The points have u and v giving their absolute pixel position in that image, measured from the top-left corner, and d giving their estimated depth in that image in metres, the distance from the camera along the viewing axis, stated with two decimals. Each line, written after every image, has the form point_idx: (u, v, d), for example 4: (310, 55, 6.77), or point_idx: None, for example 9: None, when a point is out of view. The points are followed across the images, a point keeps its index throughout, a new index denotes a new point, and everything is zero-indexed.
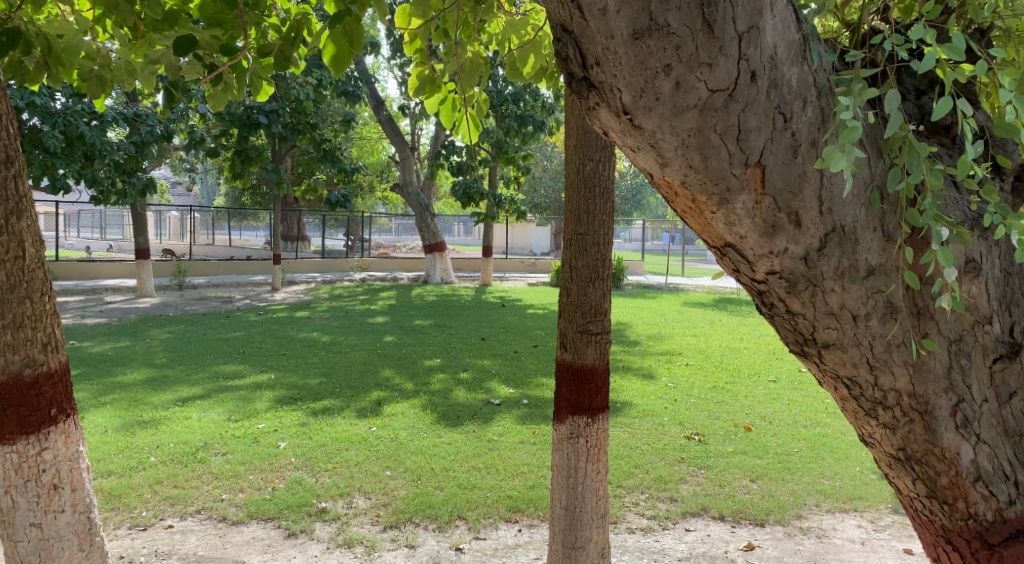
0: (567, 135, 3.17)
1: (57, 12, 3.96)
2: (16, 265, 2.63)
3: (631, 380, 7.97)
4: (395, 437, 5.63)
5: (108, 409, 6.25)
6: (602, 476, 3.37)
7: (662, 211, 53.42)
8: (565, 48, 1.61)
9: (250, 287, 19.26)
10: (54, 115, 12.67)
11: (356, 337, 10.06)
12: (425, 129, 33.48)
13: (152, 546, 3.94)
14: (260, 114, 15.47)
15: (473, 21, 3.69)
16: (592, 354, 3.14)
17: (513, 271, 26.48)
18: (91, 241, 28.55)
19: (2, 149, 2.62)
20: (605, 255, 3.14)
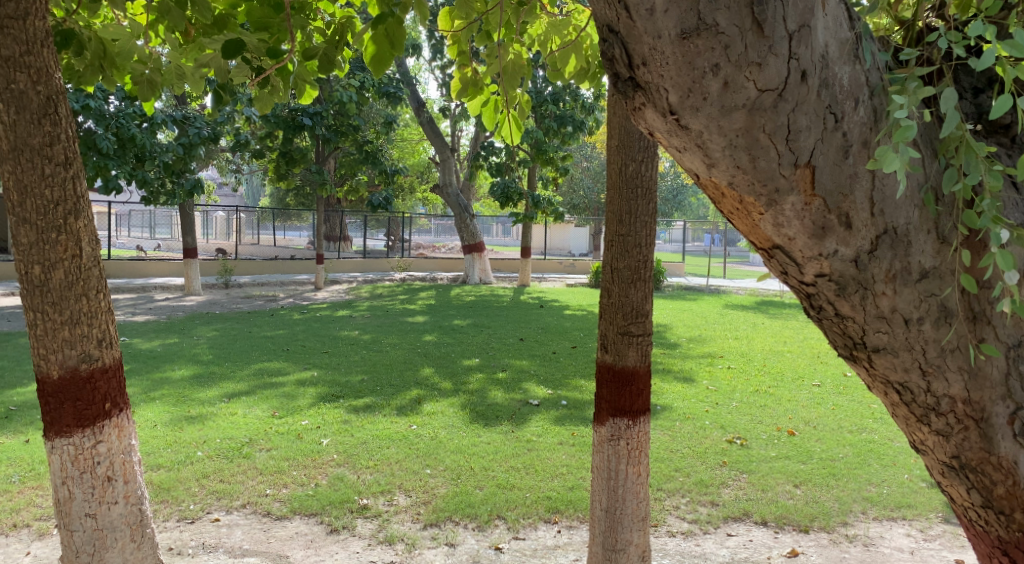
0: (609, 135, 3.15)
1: (111, 17, 4.09)
2: (74, 263, 2.73)
3: (671, 383, 7.89)
4: (435, 435, 5.66)
5: (157, 404, 6.42)
6: (642, 479, 3.35)
7: (705, 212, 52.74)
8: (611, 48, 1.63)
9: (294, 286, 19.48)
10: (107, 118, 13.00)
11: (397, 336, 10.14)
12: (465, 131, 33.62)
13: (200, 539, 4.03)
14: (304, 117, 15.77)
15: (515, 23, 3.72)
16: (634, 356, 3.12)
17: (551, 271, 26.41)
18: (141, 241, 29.29)
19: (62, 151, 2.71)
20: (648, 256, 3.11)
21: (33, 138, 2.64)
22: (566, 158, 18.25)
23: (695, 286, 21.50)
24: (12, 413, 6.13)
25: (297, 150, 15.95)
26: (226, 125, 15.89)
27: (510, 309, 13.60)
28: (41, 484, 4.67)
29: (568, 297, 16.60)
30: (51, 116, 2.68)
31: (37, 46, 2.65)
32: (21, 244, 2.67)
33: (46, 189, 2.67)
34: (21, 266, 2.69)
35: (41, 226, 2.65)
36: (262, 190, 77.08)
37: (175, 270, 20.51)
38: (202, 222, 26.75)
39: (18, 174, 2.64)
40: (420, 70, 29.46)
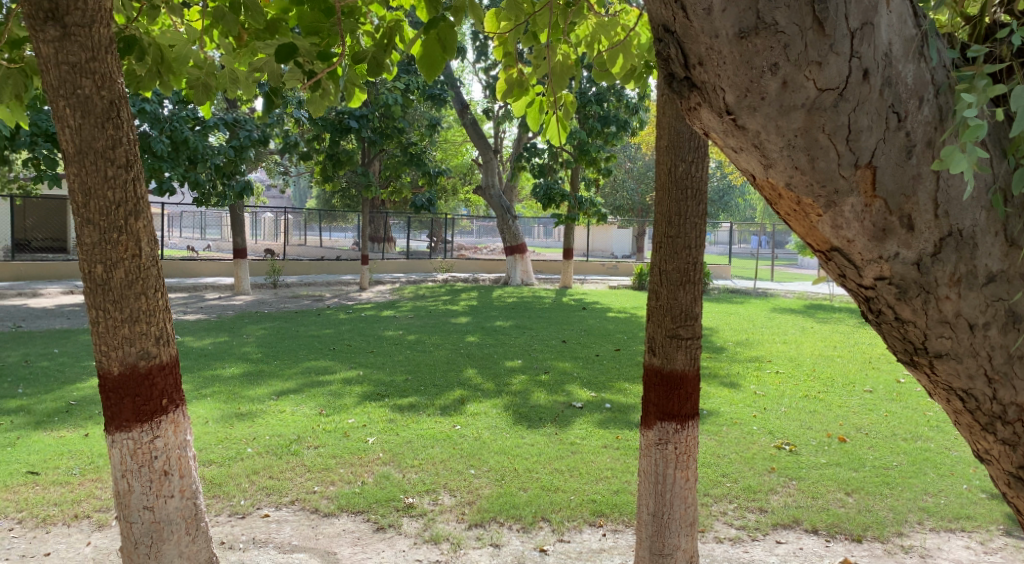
0: (658, 136, 3.13)
1: (169, 24, 4.21)
2: (134, 263, 2.81)
3: (718, 387, 7.78)
4: (478, 436, 5.68)
5: (209, 400, 6.57)
6: (691, 484, 3.32)
7: (751, 214, 51.85)
8: (668, 47, 1.64)
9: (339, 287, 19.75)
10: (162, 122, 13.46)
11: (440, 336, 10.22)
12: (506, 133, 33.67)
13: (250, 534, 4.11)
14: (350, 119, 16.07)
15: (563, 23, 3.72)
16: (682, 359, 3.09)
17: (593, 274, 26.28)
18: (192, 242, 30.10)
19: (123, 153, 2.79)
20: (697, 259, 3.08)
21: (96, 141, 2.72)
22: (610, 160, 18.12)
23: (742, 289, 21.16)
24: (72, 408, 6.33)
25: (344, 153, 16.31)
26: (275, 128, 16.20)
27: (553, 311, 13.57)
28: (100, 477, 4.81)
29: (611, 299, 16.49)
30: (114, 120, 2.77)
31: (101, 52, 2.74)
32: (85, 244, 2.75)
33: (109, 190, 2.75)
34: (84, 266, 2.77)
35: (104, 226, 2.74)
36: (307, 190, 78.46)
37: (225, 269, 20.94)
38: (250, 223, 27.33)
39: (82, 176, 2.72)
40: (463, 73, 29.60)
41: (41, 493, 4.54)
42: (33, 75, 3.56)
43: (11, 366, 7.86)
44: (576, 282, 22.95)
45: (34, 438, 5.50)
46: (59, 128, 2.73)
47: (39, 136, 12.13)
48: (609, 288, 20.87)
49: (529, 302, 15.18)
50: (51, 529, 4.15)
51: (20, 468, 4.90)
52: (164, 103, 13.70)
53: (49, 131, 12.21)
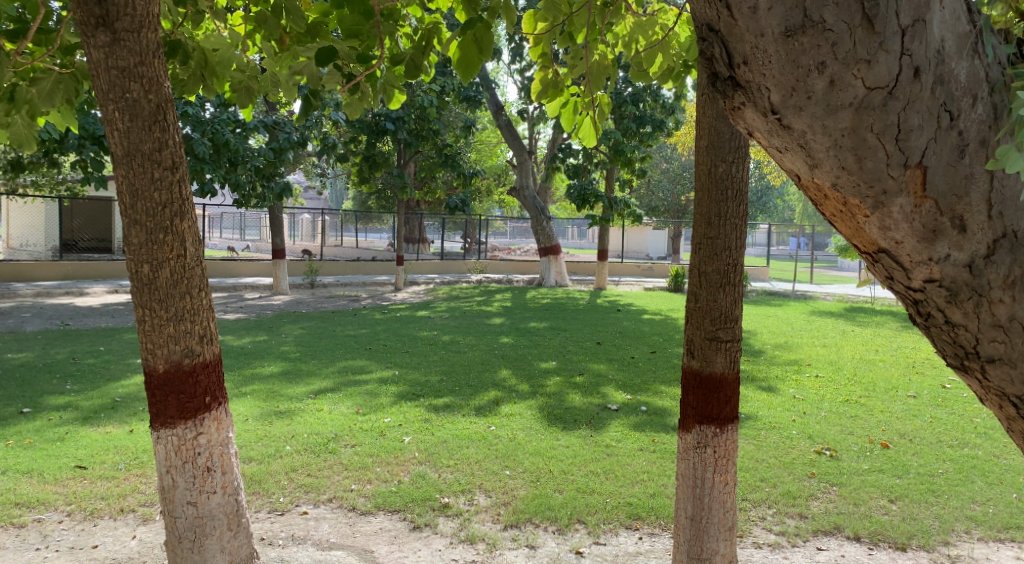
0: (697, 136, 3.10)
1: (213, 28, 4.31)
2: (179, 263, 2.87)
3: (756, 391, 7.68)
4: (513, 437, 5.68)
5: (248, 398, 6.68)
6: (730, 488, 3.28)
7: (791, 215, 50.97)
8: (713, 46, 1.64)
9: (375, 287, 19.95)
10: (205, 124, 13.87)
11: (474, 337, 10.26)
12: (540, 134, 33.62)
13: (290, 530, 4.17)
14: (387, 121, 16.24)
15: (600, 24, 3.71)
16: (722, 362, 3.05)
17: (627, 275, 26.11)
18: (232, 242, 30.70)
19: (169, 156, 2.85)
20: (737, 260, 3.04)
21: (143, 143, 2.79)
22: (646, 160, 17.99)
23: (780, 292, 20.84)
24: (118, 404, 6.49)
25: (381, 155, 16.61)
26: (314, 131, 16.42)
27: (587, 313, 13.52)
28: (144, 472, 4.93)
29: (646, 301, 16.38)
30: (160, 123, 2.83)
31: (149, 57, 2.80)
32: (132, 244, 2.82)
33: (156, 192, 2.81)
34: (131, 265, 2.84)
35: (150, 227, 2.80)
36: (343, 192, 79.57)
37: (264, 270, 21.28)
38: (288, 224, 27.79)
39: (130, 178, 2.79)
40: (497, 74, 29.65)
41: (89, 487, 4.67)
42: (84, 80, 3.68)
43: (60, 363, 8.10)
44: (610, 283, 22.84)
45: (82, 434, 5.65)
46: (109, 131, 2.80)
47: (87, 139, 12.47)
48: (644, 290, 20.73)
49: (563, 304, 15.15)
50: (99, 522, 4.25)
51: (69, 462, 5.03)
52: (206, 107, 14.04)
53: (96, 135, 12.53)
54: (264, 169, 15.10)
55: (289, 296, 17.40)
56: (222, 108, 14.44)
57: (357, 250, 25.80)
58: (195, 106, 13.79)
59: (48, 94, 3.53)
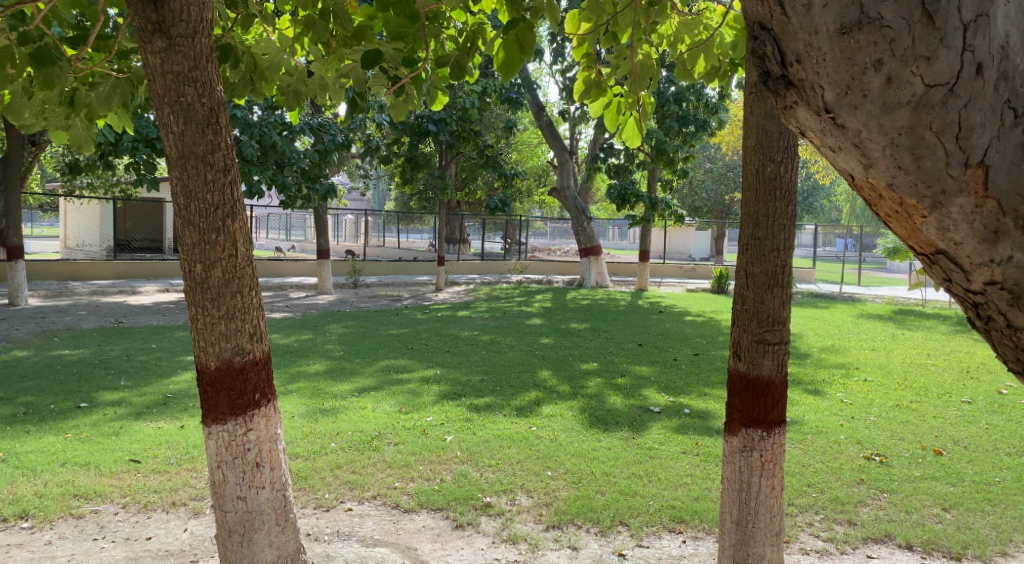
0: (745, 136, 3.07)
1: (263, 32, 4.41)
2: (231, 262, 2.93)
3: (801, 394, 7.55)
4: (554, 437, 5.68)
5: (295, 395, 6.81)
6: (777, 493, 3.23)
7: (838, 216, 49.83)
8: (765, 44, 1.64)
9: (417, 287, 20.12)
10: (252, 127, 14.12)
11: (515, 337, 10.28)
12: (581, 135, 33.50)
13: (335, 526, 4.24)
14: (429, 123, 16.39)
15: (645, 23, 3.70)
16: (769, 365, 3.01)
17: (669, 276, 25.88)
18: (278, 242, 31.31)
19: (222, 158, 2.91)
20: (786, 261, 3.00)
21: (197, 146, 2.86)
22: (689, 159, 17.75)
23: (827, 294, 20.40)
24: (169, 400, 6.68)
25: (423, 156, 16.87)
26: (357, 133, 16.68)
27: (629, 314, 13.43)
28: (195, 467, 5.05)
29: (688, 303, 16.18)
30: (213, 126, 2.89)
31: (202, 61, 2.87)
32: (186, 244, 2.89)
33: (208, 193, 2.88)
34: (186, 264, 2.92)
35: (203, 228, 2.88)
36: (386, 193, 80.65)
37: (308, 270, 21.64)
38: (331, 224, 28.24)
39: (185, 180, 2.86)
40: (538, 75, 29.67)
41: (143, 480, 4.80)
42: (139, 85, 3.76)
43: (115, 360, 8.36)
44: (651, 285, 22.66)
45: (136, 428, 5.82)
46: (165, 134, 2.88)
47: (140, 142, 12.87)
48: (686, 291, 20.49)
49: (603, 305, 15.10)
50: (152, 514, 4.38)
51: (124, 456, 5.19)
52: (254, 110, 14.37)
53: (150, 138, 12.90)
54: (310, 171, 15.41)
55: (335, 295, 17.66)
56: (269, 111, 14.77)
57: (398, 250, 26.09)
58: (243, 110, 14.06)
59: (106, 98, 3.61)
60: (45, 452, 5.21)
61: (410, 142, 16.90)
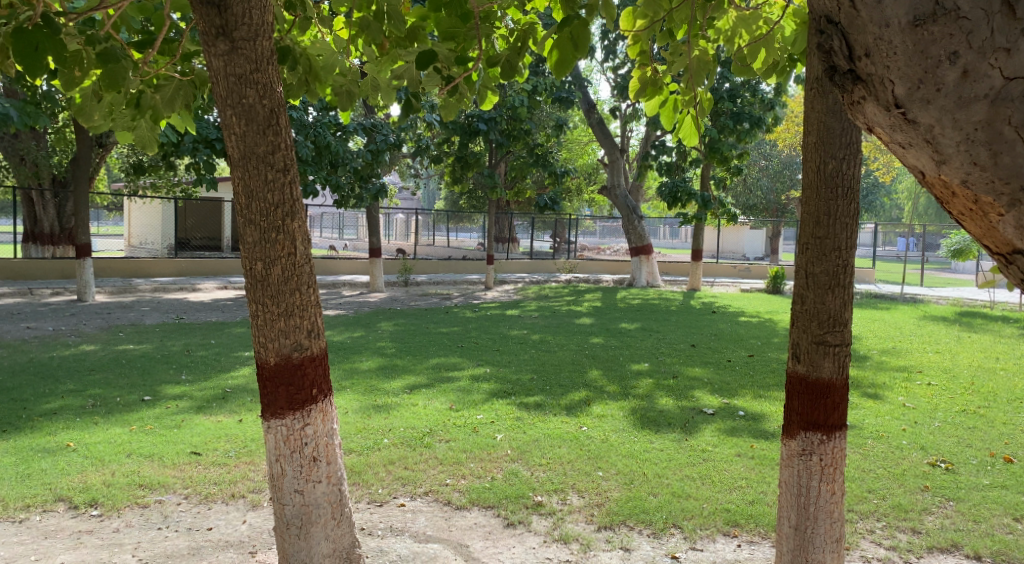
0: (805, 133, 2.99)
1: (318, 34, 4.50)
2: (290, 261, 2.99)
3: (859, 398, 7.35)
4: (605, 438, 5.65)
5: (349, 391, 6.93)
6: (837, 498, 3.16)
7: (899, 214, 48.33)
8: (833, 39, 1.67)
9: (467, 286, 20.26)
10: (307, 128, 14.41)
11: (565, 336, 10.25)
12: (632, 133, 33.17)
13: (388, 522, 4.29)
14: (479, 122, 16.46)
15: (701, 19, 3.65)
16: (830, 367, 2.93)
17: (721, 275, 25.48)
18: (332, 241, 31.88)
19: (281, 159, 2.97)
20: (848, 261, 2.92)
21: (258, 147, 2.92)
22: (743, 156, 17.42)
23: (887, 294, 19.80)
24: (228, 395, 6.86)
25: (473, 155, 16.89)
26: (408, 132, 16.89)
27: (681, 315, 13.24)
28: (253, 460, 5.18)
29: (742, 303, 15.89)
30: (274, 127, 2.95)
31: (264, 64, 2.93)
32: (247, 242, 2.97)
33: (269, 193, 2.94)
34: (246, 262, 2.99)
35: (264, 226, 2.94)
36: (436, 192, 81.65)
37: (360, 268, 21.98)
38: (383, 224, 28.64)
39: (247, 180, 2.94)
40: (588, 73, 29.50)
41: (203, 472, 4.94)
42: (201, 86, 3.90)
43: (177, 355, 8.63)
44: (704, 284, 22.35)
45: (197, 421, 6.00)
46: (227, 136, 2.95)
47: (201, 143, 13.18)
48: (740, 291, 20.11)
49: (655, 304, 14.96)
50: (213, 506, 4.50)
51: (185, 448, 5.35)
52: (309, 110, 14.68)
53: (209, 139, 13.19)
54: (363, 170, 15.64)
55: (386, 293, 17.94)
56: (324, 111, 15.08)
57: (448, 249, 26.35)
58: (299, 110, 14.40)
59: (170, 100, 3.72)
60: (111, 443, 5.41)
61: (460, 141, 17.01)
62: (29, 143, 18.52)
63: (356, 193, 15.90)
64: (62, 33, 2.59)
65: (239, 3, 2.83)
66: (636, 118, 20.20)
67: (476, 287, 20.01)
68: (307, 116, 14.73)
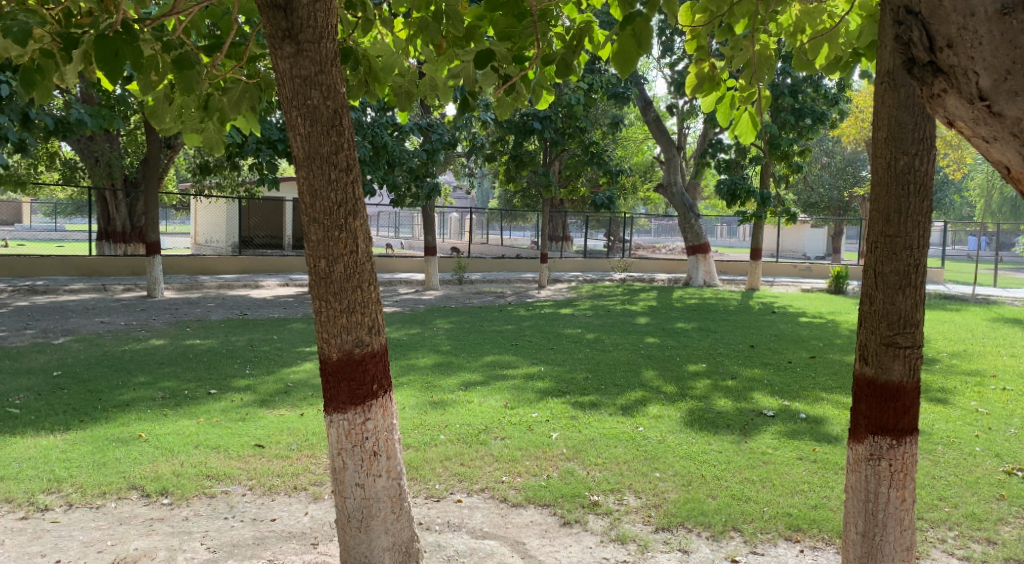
0: (875, 128, 2.90)
1: (377, 36, 4.57)
2: (351, 258, 3.04)
3: (928, 403, 7.09)
4: (662, 438, 5.60)
5: (406, 387, 7.03)
6: (907, 505, 3.06)
7: (970, 210, 46.53)
8: (913, 30, 1.79)
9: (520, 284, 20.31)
10: (365, 128, 14.66)
11: (620, 336, 10.19)
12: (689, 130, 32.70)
13: (445, 517, 4.33)
14: (534, 121, 16.48)
15: (763, 13, 3.58)
16: (900, 369, 2.84)
17: (781, 275, 24.93)
18: (388, 240, 32.36)
19: (344, 159, 3.02)
20: (919, 260, 2.81)
21: (322, 147, 2.98)
22: (804, 153, 16.99)
23: (956, 295, 19.06)
24: (290, 389, 7.03)
25: (527, 154, 16.87)
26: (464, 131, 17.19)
27: (740, 314, 13.01)
28: (314, 453, 5.30)
29: (804, 303, 15.52)
30: (337, 127, 3.01)
31: (328, 66, 2.98)
32: (312, 241, 3.04)
33: (332, 192, 3.00)
34: (311, 260, 3.06)
35: (327, 225, 3.00)
36: (491, 192, 82.35)
37: (416, 266, 22.25)
38: (438, 223, 29.04)
39: (310, 179, 3.00)
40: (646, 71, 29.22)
41: (267, 464, 5.08)
42: (265, 88, 4.01)
43: (241, 349, 8.88)
44: (763, 284, 21.91)
45: (260, 415, 6.16)
46: (292, 136, 3.02)
47: (264, 144, 13.53)
48: (801, 292, 19.63)
49: (713, 304, 14.75)
50: (276, 497, 4.62)
51: (249, 441, 5.50)
52: (367, 111, 14.91)
53: (272, 140, 13.53)
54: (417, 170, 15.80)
55: (442, 290, 18.14)
56: (381, 112, 15.32)
57: (501, 247, 26.46)
58: (357, 111, 14.66)
59: (236, 102, 3.85)
60: (181, 434, 5.60)
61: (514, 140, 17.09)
62: (103, 145, 19.35)
63: (411, 192, 16.11)
64: (140, 40, 2.70)
65: (306, 6, 2.90)
66: (693, 114, 19.92)
67: (530, 286, 20.05)
68: (365, 117, 14.97)
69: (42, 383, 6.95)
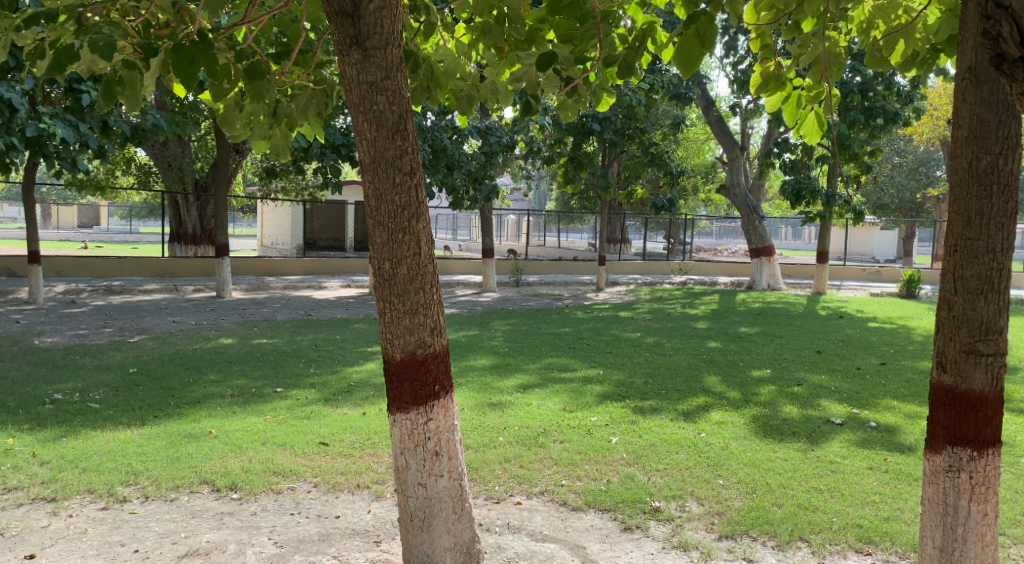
0: (956, 126, 2.78)
1: (439, 41, 4.64)
2: (414, 261, 3.08)
3: (1010, 414, 6.76)
4: (725, 445, 5.48)
5: (465, 388, 7.09)
6: (989, 519, 2.94)
7: None
8: (1001, 25, 2.14)
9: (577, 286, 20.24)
10: (425, 132, 15.01)
11: (680, 340, 10.04)
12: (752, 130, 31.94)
13: (505, 519, 4.35)
14: (593, 122, 16.44)
15: (832, 10, 3.49)
16: (981, 378, 2.72)
17: (848, 278, 24.15)
18: (446, 242, 32.66)
19: (408, 162, 3.06)
20: (1002, 264, 2.69)
21: (387, 151, 3.02)
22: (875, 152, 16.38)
23: None
24: (353, 388, 7.17)
25: (586, 156, 16.86)
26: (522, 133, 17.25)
27: (806, 319, 12.68)
28: (376, 452, 5.39)
29: (873, 308, 15.01)
30: (401, 132, 3.04)
31: (393, 71, 3.03)
32: (377, 243, 3.09)
33: (396, 196, 3.04)
34: (375, 262, 3.11)
35: (391, 228, 3.04)
36: (547, 194, 82.36)
37: (473, 268, 22.40)
38: (495, 225, 29.29)
39: (376, 183, 3.05)
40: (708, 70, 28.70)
41: (331, 462, 5.19)
42: (331, 94, 4.14)
43: (305, 349, 9.10)
44: (829, 288, 21.26)
45: (324, 413, 6.30)
46: (359, 140, 3.08)
47: (328, 148, 13.86)
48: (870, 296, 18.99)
49: (776, 308, 14.38)
50: (340, 495, 4.71)
51: (314, 438, 5.64)
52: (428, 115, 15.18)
53: (336, 144, 13.85)
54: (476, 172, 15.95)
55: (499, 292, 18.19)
56: (441, 116, 15.57)
57: (559, 249, 26.41)
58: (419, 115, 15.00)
59: (303, 108, 3.98)
60: (249, 430, 5.78)
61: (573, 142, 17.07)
62: (175, 151, 20.15)
63: (470, 194, 16.20)
64: (215, 47, 2.79)
65: (372, 13, 2.94)
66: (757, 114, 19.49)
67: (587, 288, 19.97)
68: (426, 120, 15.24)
69: (119, 379, 7.26)
